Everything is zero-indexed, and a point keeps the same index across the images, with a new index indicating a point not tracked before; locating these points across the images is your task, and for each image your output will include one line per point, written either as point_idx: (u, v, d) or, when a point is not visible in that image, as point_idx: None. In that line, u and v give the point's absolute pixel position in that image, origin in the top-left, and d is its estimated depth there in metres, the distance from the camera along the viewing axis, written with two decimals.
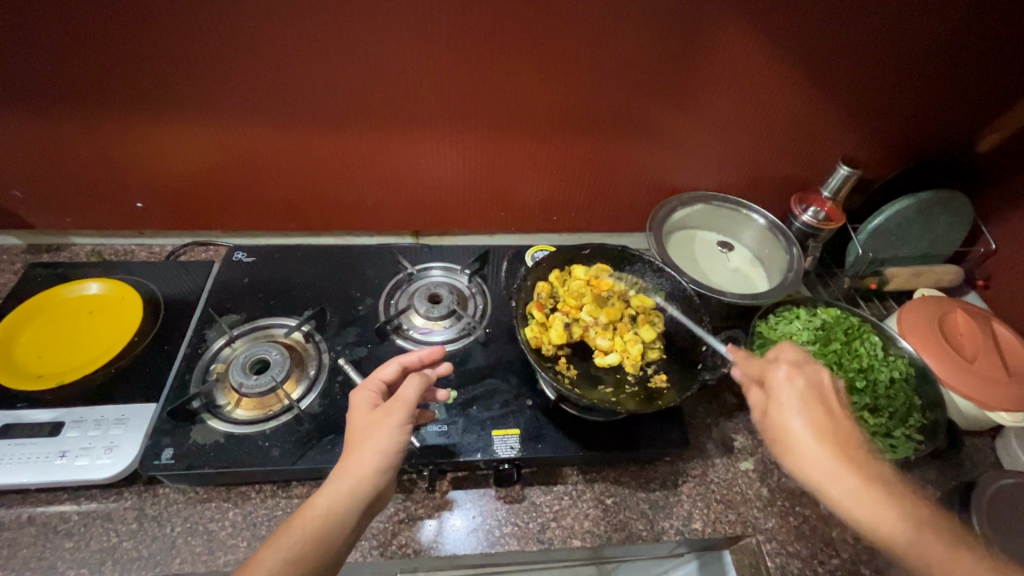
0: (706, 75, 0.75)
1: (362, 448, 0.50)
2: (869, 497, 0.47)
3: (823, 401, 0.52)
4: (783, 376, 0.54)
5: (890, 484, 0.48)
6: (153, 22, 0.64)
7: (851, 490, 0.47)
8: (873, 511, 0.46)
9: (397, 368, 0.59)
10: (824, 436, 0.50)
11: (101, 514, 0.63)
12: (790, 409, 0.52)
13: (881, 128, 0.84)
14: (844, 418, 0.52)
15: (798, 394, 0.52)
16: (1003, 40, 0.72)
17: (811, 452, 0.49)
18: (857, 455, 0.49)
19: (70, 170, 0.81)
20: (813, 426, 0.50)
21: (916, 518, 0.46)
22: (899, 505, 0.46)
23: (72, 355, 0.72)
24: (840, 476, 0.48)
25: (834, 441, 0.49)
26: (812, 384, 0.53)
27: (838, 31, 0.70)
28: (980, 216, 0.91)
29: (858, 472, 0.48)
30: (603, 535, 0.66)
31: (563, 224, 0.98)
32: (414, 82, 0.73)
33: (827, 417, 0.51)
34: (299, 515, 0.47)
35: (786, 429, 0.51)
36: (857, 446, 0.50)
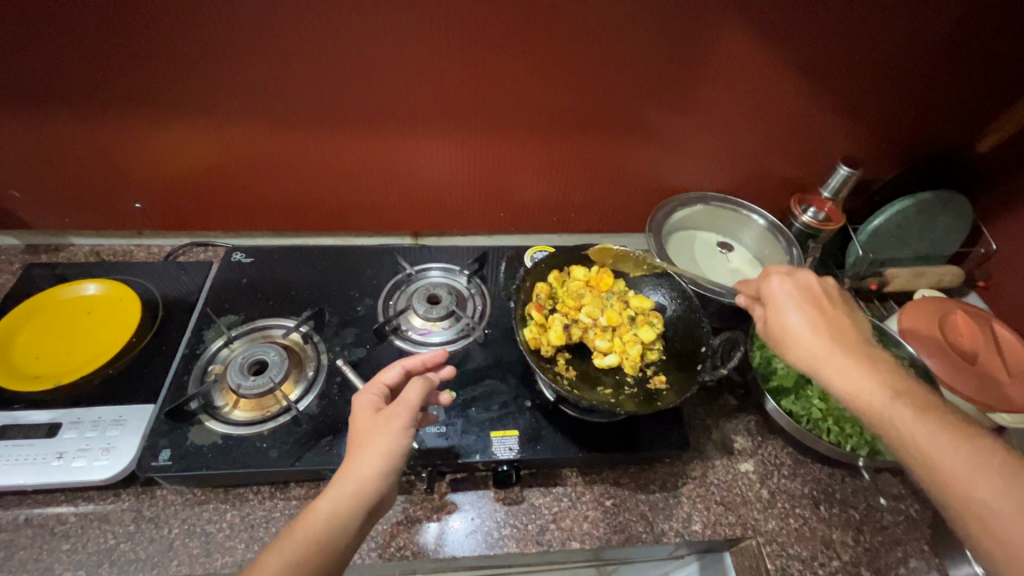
0: (706, 75, 0.75)
1: (365, 452, 0.50)
2: (866, 378, 0.49)
3: (816, 301, 0.56)
4: (776, 283, 0.58)
5: (888, 368, 0.50)
6: (151, 21, 0.64)
7: (849, 372, 0.50)
8: (871, 391, 0.48)
9: (399, 372, 0.59)
10: (819, 328, 0.53)
11: (99, 516, 0.62)
12: (785, 309, 0.55)
13: (882, 128, 0.84)
14: (839, 315, 0.55)
15: (793, 300, 0.56)
16: (1003, 40, 0.72)
17: (811, 349, 0.52)
18: (852, 342, 0.52)
19: (69, 171, 0.81)
20: (808, 323, 0.54)
21: (914, 398, 0.47)
22: (898, 383, 0.48)
23: (70, 356, 0.72)
24: (837, 360, 0.51)
25: (830, 333, 0.53)
26: (803, 287, 0.57)
27: (838, 32, 0.70)
28: (981, 217, 0.91)
29: (854, 357, 0.50)
30: (602, 536, 0.66)
31: (563, 225, 0.98)
32: (412, 83, 0.73)
33: (821, 314, 0.54)
34: (302, 520, 0.47)
35: (782, 327, 0.55)
36: (853, 336, 0.53)
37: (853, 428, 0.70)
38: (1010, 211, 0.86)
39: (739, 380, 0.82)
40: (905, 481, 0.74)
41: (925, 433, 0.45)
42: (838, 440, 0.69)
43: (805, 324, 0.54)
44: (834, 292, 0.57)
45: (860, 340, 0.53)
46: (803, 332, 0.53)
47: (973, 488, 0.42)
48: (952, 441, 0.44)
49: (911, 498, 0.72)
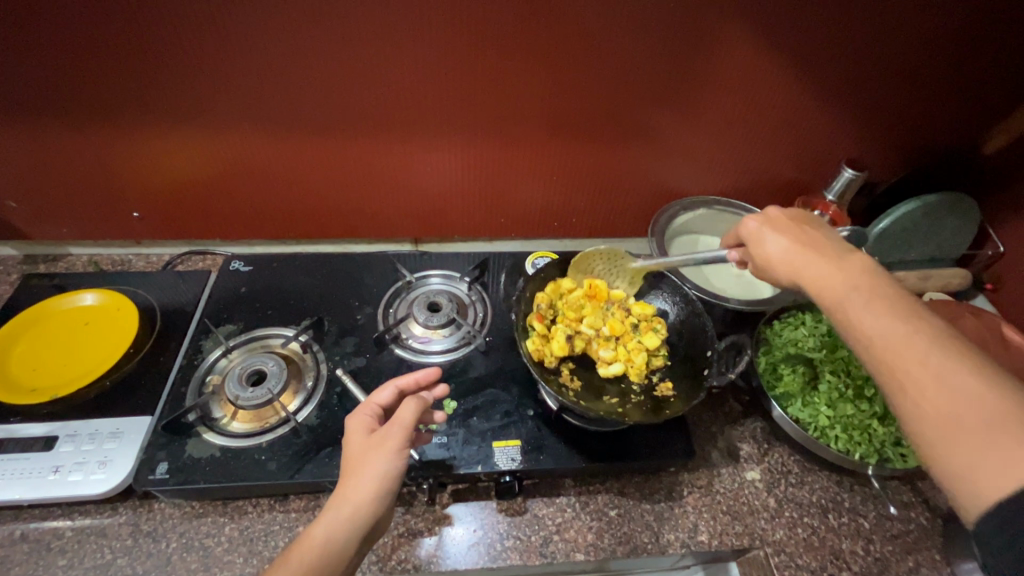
0: (708, 78, 0.74)
1: (360, 475, 0.49)
2: (831, 278, 0.50)
3: (788, 224, 0.57)
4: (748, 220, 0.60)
5: (856, 263, 0.50)
6: (146, 28, 0.63)
7: (818, 275, 0.51)
8: (836, 287, 0.49)
9: (392, 393, 0.58)
10: (792, 245, 0.54)
11: (96, 530, 0.61)
12: (759, 237, 0.57)
13: (887, 129, 0.83)
14: (812, 230, 0.56)
15: (763, 228, 0.58)
16: (1009, 41, 0.71)
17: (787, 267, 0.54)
18: (824, 249, 0.53)
19: (66, 181, 0.80)
20: (778, 243, 0.55)
21: (875, 287, 0.48)
22: (863, 276, 0.49)
23: (67, 367, 0.71)
24: (808, 268, 0.52)
25: (802, 246, 0.54)
26: (775, 215, 0.59)
27: (840, 35, 0.69)
28: (988, 218, 0.90)
29: (825, 261, 0.51)
30: (606, 548, 0.65)
31: (564, 230, 0.97)
32: (411, 90, 0.72)
33: (794, 233, 0.56)
34: (295, 548, 0.46)
35: (761, 255, 0.57)
36: (825, 244, 0.54)
37: (863, 436, 0.68)
38: (1019, 212, 0.85)
39: (744, 386, 0.81)
40: (915, 488, 0.73)
41: (864, 320, 0.46)
42: (848, 448, 0.68)
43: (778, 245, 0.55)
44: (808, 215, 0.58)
45: (833, 246, 0.53)
46: (777, 252, 0.55)
47: (900, 362, 0.43)
48: (887, 323, 0.44)
49: (921, 505, 0.71)
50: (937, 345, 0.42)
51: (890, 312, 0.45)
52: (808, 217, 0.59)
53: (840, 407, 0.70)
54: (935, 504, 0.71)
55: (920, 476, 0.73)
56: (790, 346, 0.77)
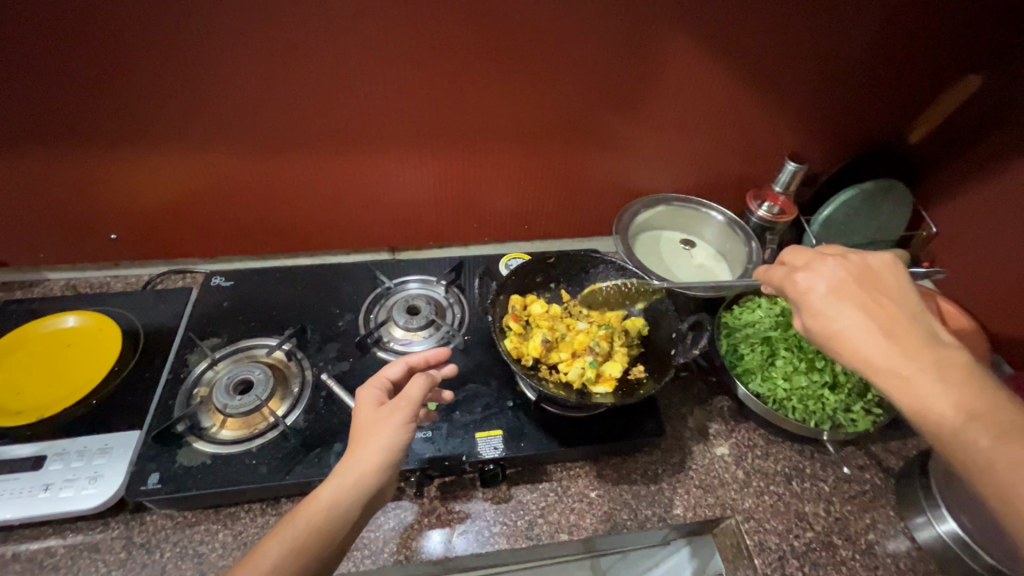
0: (658, 83, 0.80)
1: (367, 443, 0.52)
2: (925, 384, 0.46)
3: (858, 294, 0.51)
4: (808, 281, 0.54)
5: (949, 364, 0.46)
6: (120, 54, 0.66)
7: (910, 379, 0.46)
8: (937, 398, 0.45)
9: (402, 368, 0.62)
10: (870, 329, 0.49)
11: (88, 546, 0.62)
12: (819, 310, 0.52)
13: (823, 124, 0.90)
14: (888, 307, 0.50)
15: (826, 299, 0.52)
16: (920, 41, 0.79)
17: (860, 352, 0.49)
18: (911, 344, 0.48)
19: (43, 206, 0.81)
20: (856, 321, 0.50)
21: (983, 407, 0.44)
22: (962, 387, 0.45)
23: (51, 389, 0.72)
24: (893, 368, 0.47)
25: (883, 332, 0.49)
26: (841, 279, 0.53)
27: (772, 41, 0.76)
28: (921, 201, 0.98)
29: (917, 365, 0.47)
30: (590, 527, 0.69)
31: (534, 232, 1.02)
32: (379, 104, 0.76)
33: (868, 309, 0.50)
34: (305, 506, 0.49)
35: (828, 334, 0.51)
36: (907, 330, 0.49)
37: (817, 405, 0.74)
38: (946, 194, 0.93)
39: (709, 366, 0.86)
40: (869, 451, 0.79)
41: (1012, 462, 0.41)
42: (804, 417, 0.74)
43: (855, 325, 0.50)
44: (880, 281, 0.53)
45: (917, 333, 0.49)
46: (853, 332, 0.49)
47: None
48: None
49: (874, 468, 0.77)
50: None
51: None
52: (874, 282, 0.53)
53: (794, 378, 0.76)
54: (888, 465, 0.77)
55: (872, 440, 0.80)
56: (749, 328, 0.82)
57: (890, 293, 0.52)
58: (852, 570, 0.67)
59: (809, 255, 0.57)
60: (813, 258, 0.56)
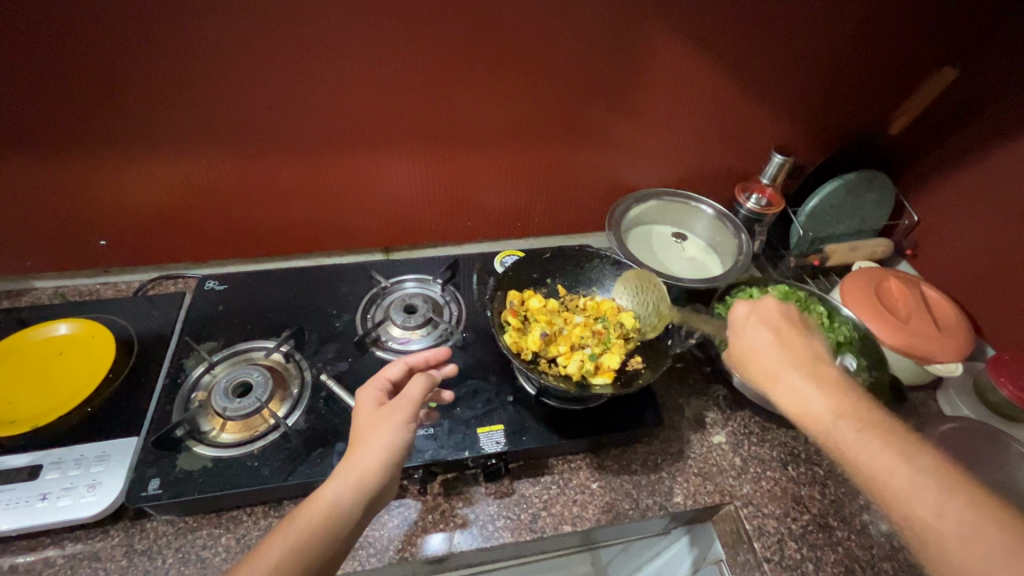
0: (646, 80, 0.81)
1: (367, 443, 0.53)
2: (810, 394, 0.53)
3: (777, 324, 0.60)
4: (744, 308, 0.64)
5: (835, 381, 0.54)
6: (109, 58, 0.65)
7: (796, 387, 0.54)
8: (819, 406, 0.52)
9: (402, 368, 0.63)
10: (777, 347, 0.58)
11: (88, 555, 0.62)
12: (744, 336, 0.61)
13: (807, 117, 0.92)
14: (799, 336, 0.59)
15: (751, 326, 0.62)
16: (898, 35, 0.82)
17: (766, 368, 0.58)
18: (807, 365, 0.56)
19: (31, 214, 0.80)
20: (767, 340, 0.59)
21: (854, 412, 0.50)
22: (841, 398, 0.52)
23: (44, 397, 0.71)
24: (786, 382, 0.55)
25: (788, 351, 0.57)
26: (768, 310, 0.62)
27: (757, 36, 0.78)
28: (902, 191, 1.01)
29: (807, 380, 0.54)
30: (592, 517, 0.69)
31: (528, 229, 1.03)
32: (371, 104, 0.76)
33: (782, 334, 0.59)
34: (306, 506, 0.50)
35: (748, 354, 0.60)
36: (808, 355, 0.57)
37: None
38: (925, 184, 0.96)
39: (704, 357, 0.88)
40: None
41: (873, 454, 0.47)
42: None
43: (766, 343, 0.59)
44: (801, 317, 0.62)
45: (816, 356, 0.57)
46: (763, 348, 0.59)
47: (915, 507, 0.44)
48: (893, 458, 0.46)
49: None
50: (947, 489, 0.43)
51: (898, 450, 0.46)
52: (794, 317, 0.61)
53: None
54: None
55: None
56: None
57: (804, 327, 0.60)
58: (848, 550, 0.69)
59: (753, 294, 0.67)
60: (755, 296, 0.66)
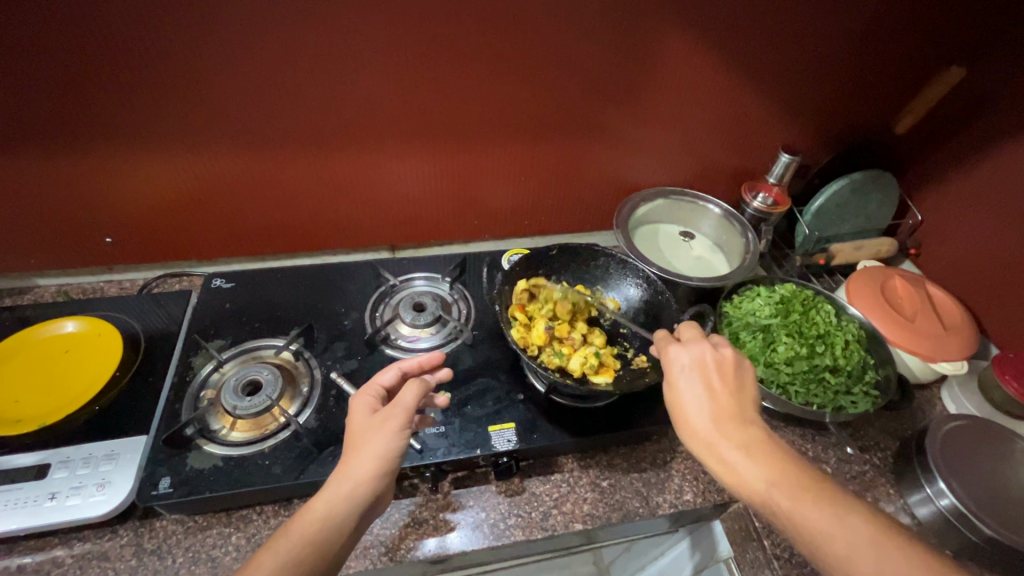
0: (655, 80, 0.82)
1: (361, 452, 0.53)
2: (738, 462, 0.49)
3: (709, 374, 0.55)
4: (675, 352, 0.57)
5: (759, 449, 0.50)
6: (118, 54, 0.64)
7: (728, 453, 0.50)
8: (755, 477, 0.49)
9: (396, 374, 0.63)
10: (707, 403, 0.53)
11: (97, 555, 0.61)
12: (674, 386, 0.56)
13: (812, 117, 0.93)
14: (721, 390, 0.54)
15: (684, 373, 0.56)
16: (905, 35, 0.82)
17: (695, 429, 0.53)
18: (735, 426, 0.51)
19: (34, 211, 0.79)
20: (698, 394, 0.54)
21: (786, 480, 0.48)
22: (773, 464, 0.49)
23: (51, 395, 0.70)
24: (717, 449, 0.51)
25: (716, 410, 0.53)
26: (701, 355, 0.56)
27: (765, 36, 0.78)
28: (906, 191, 1.01)
29: (732, 446, 0.50)
30: (603, 515, 0.69)
31: (535, 228, 1.04)
32: (382, 101, 0.76)
33: (713, 387, 0.54)
34: (299, 518, 0.50)
35: (676, 408, 0.55)
36: (736, 410, 0.53)
37: (819, 388, 0.77)
38: (930, 184, 0.97)
39: None
40: (867, 433, 0.81)
41: (811, 520, 0.46)
42: (807, 400, 0.76)
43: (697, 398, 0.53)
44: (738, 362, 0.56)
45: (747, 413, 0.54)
46: (691, 407, 0.53)
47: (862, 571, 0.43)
48: (834, 529, 0.45)
49: (874, 448, 0.80)
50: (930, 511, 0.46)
51: (832, 515, 0.46)
52: (724, 364, 0.56)
53: (796, 363, 0.78)
54: (886, 444, 0.80)
55: (870, 423, 0.83)
56: (750, 316, 0.85)
57: (734, 373, 0.55)
58: None
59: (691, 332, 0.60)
60: (693, 337, 0.59)
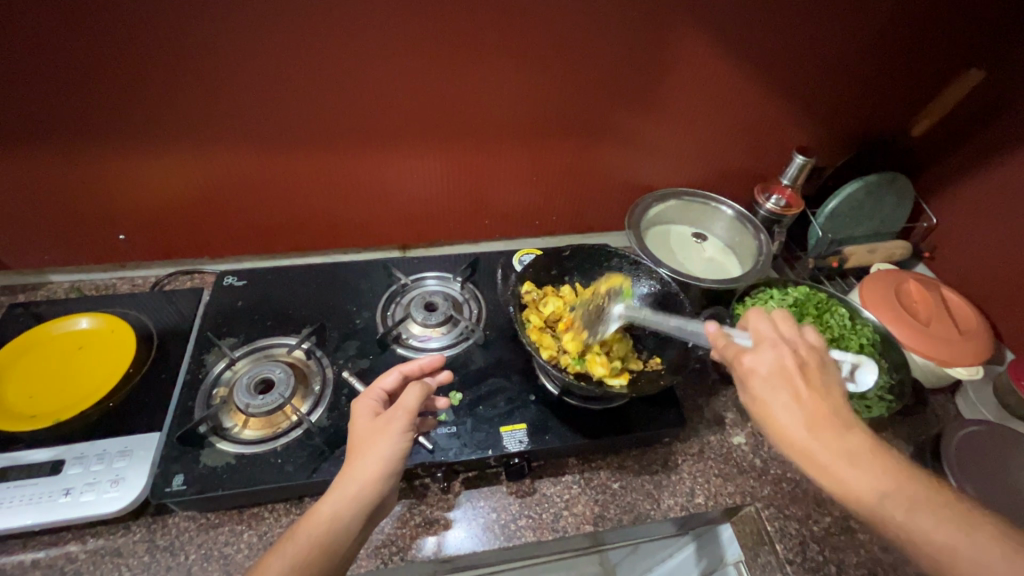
0: (669, 80, 0.81)
1: (365, 454, 0.53)
2: (848, 472, 0.47)
3: (794, 380, 0.51)
4: (753, 362, 0.54)
5: (865, 454, 0.47)
6: (134, 52, 0.64)
7: (836, 464, 0.47)
8: (868, 486, 0.46)
9: (397, 377, 0.63)
10: (801, 411, 0.50)
11: (110, 550, 0.61)
12: (760, 396, 0.52)
13: (827, 119, 0.92)
14: (811, 393, 0.51)
15: (766, 382, 0.52)
16: (923, 36, 0.81)
17: (792, 441, 0.49)
18: (835, 434, 0.48)
19: (48, 208, 0.80)
20: (791, 405, 0.50)
21: (897, 486, 0.46)
22: (881, 470, 0.47)
23: (66, 391, 0.70)
24: (823, 461, 0.47)
25: (811, 419, 0.49)
26: (780, 360, 0.53)
27: (782, 36, 0.78)
28: (921, 193, 1.01)
29: (836, 455, 0.47)
30: (614, 518, 0.69)
31: (545, 228, 1.03)
32: (395, 100, 0.76)
33: (802, 394, 0.51)
34: (305, 521, 0.50)
35: (768, 420, 0.51)
36: (831, 416, 0.49)
37: None
38: (945, 186, 0.96)
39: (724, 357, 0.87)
40: (881, 438, 0.81)
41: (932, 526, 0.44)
42: None
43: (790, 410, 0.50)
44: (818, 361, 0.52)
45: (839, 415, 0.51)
46: (786, 421, 0.50)
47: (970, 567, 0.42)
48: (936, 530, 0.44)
49: None
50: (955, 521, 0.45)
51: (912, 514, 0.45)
52: (808, 365, 0.53)
53: None
54: (899, 449, 0.80)
55: (883, 427, 0.82)
56: None
57: (818, 375, 0.52)
58: (870, 552, 0.69)
59: (760, 332, 0.56)
60: (764, 340, 0.55)
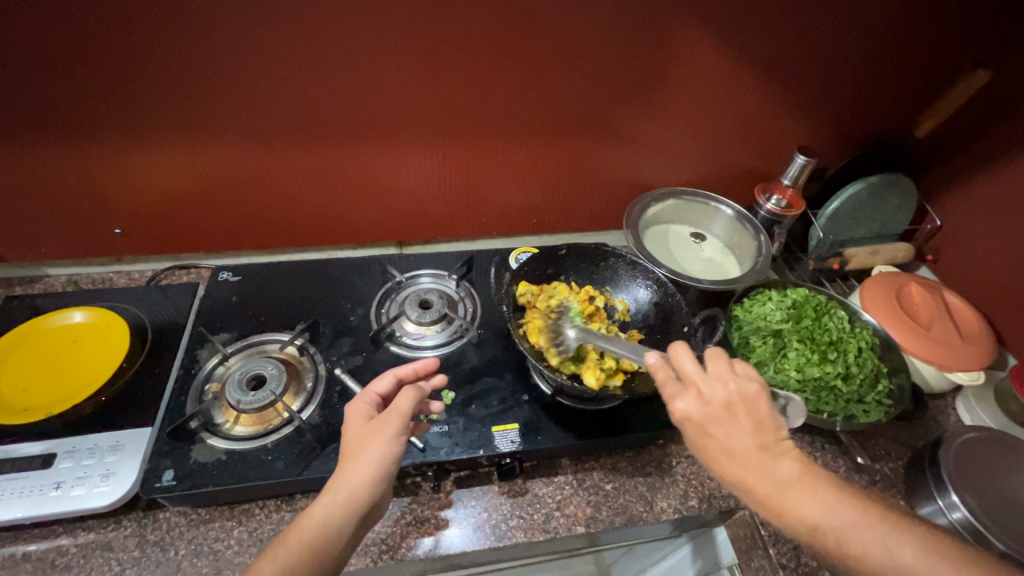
0: (669, 79, 0.80)
1: (357, 459, 0.53)
2: (785, 508, 0.47)
3: (727, 422, 0.49)
4: (684, 412, 0.50)
5: (797, 485, 0.48)
6: (128, 47, 0.64)
7: (773, 502, 0.48)
8: (804, 519, 0.47)
9: (391, 380, 0.62)
10: (738, 455, 0.48)
11: (101, 544, 0.61)
12: (699, 441, 0.50)
13: (830, 119, 0.91)
14: (743, 430, 0.49)
15: (701, 429, 0.50)
16: (928, 36, 0.80)
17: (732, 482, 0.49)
18: (769, 471, 0.48)
19: (45, 202, 0.80)
20: (727, 448, 0.49)
21: (831, 511, 0.47)
22: (813, 499, 0.47)
23: (59, 385, 0.70)
24: (763, 500, 0.48)
25: (746, 460, 0.48)
26: (713, 404, 0.50)
27: (784, 35, 0.76)
28: (924, 195, 0.99)
29: (772, 494, 0.48)
30: (606, 519, 0.69)
31: (543, 226, 1.03)
32: (392, 97, 0.76)
33: (735, 435, 0.49)
34: (296, 525, 0.49)
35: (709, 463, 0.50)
36: (763, 453, 0.49)
37: (830, 396, 0.76)
38: (949, 189, 0.95)
39: None
40: (878, 442, 0.80)
41: (866, 547, 0.45)
42: (817, 408, 0.75)
43: (726, 455, 0.49)
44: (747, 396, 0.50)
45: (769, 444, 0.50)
46: (725, 464, 0.49)
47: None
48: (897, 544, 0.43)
49: (885, 459, 0.78)
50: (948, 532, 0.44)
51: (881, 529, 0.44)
52: (738, 402, 0.50)
53: (807, 370, 0.77)
54: (897, 454, 0.79)
55: (881, 432, 0.81)
56: (760, 320, 0.84)
57: (748, 410, 0.50)
58: None
59: (684, 371, 0.52)
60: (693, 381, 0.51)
